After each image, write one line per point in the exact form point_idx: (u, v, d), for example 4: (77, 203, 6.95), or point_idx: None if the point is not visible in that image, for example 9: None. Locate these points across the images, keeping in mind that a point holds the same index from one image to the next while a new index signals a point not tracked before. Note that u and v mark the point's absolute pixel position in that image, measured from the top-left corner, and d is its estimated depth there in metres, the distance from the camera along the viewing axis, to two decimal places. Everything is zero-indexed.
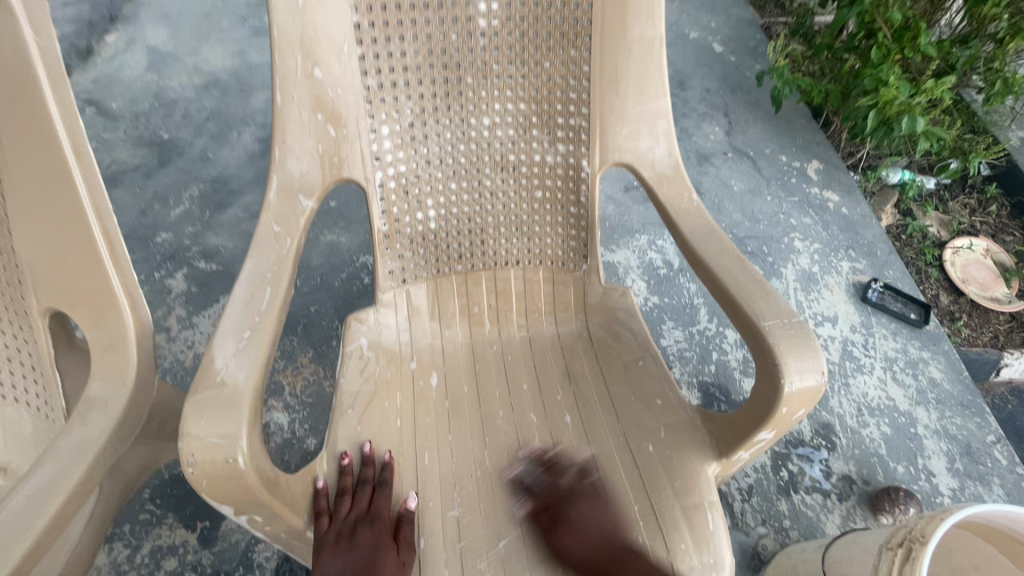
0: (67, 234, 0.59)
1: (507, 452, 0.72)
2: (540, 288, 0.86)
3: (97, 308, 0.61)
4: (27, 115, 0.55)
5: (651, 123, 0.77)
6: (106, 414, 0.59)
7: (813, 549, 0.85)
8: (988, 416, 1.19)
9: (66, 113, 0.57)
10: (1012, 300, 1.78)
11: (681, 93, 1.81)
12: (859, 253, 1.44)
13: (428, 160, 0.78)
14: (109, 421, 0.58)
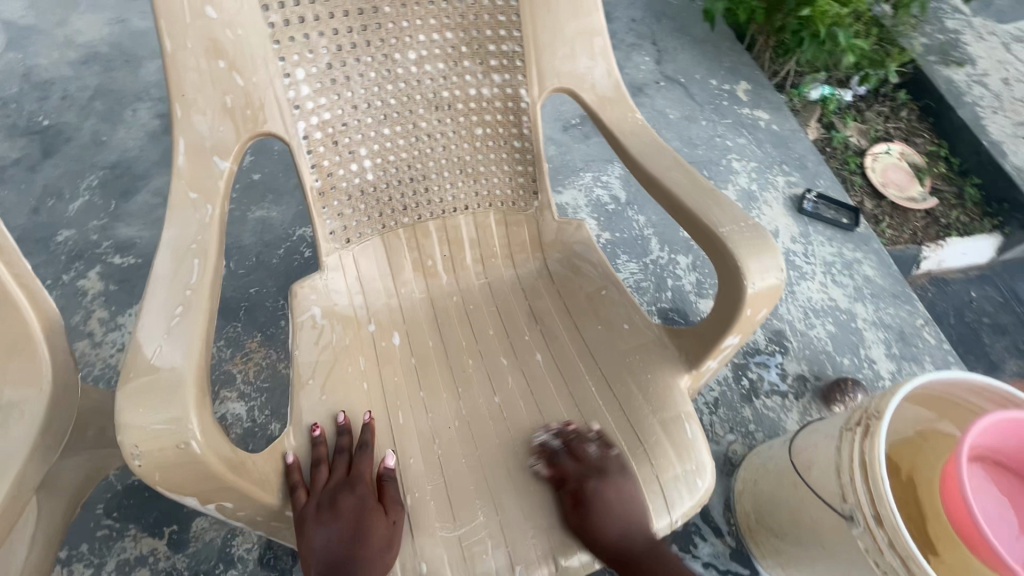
0: None
1: (483, 399, 0.71)
2: (493, 232, 0.84)
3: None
4: None
5: (587, 42, 0.73)
6: (26, 423, 0.52)
7: (779, 444, 0.90)
8: (916, 302, 1.30)
9: None
10: (926, 198, 1.92)
11: (608, 25, 1.77)
12: (791, 167, 1.49)
13: (354, 105, 0.72)
14: (31, 430, 0.52)
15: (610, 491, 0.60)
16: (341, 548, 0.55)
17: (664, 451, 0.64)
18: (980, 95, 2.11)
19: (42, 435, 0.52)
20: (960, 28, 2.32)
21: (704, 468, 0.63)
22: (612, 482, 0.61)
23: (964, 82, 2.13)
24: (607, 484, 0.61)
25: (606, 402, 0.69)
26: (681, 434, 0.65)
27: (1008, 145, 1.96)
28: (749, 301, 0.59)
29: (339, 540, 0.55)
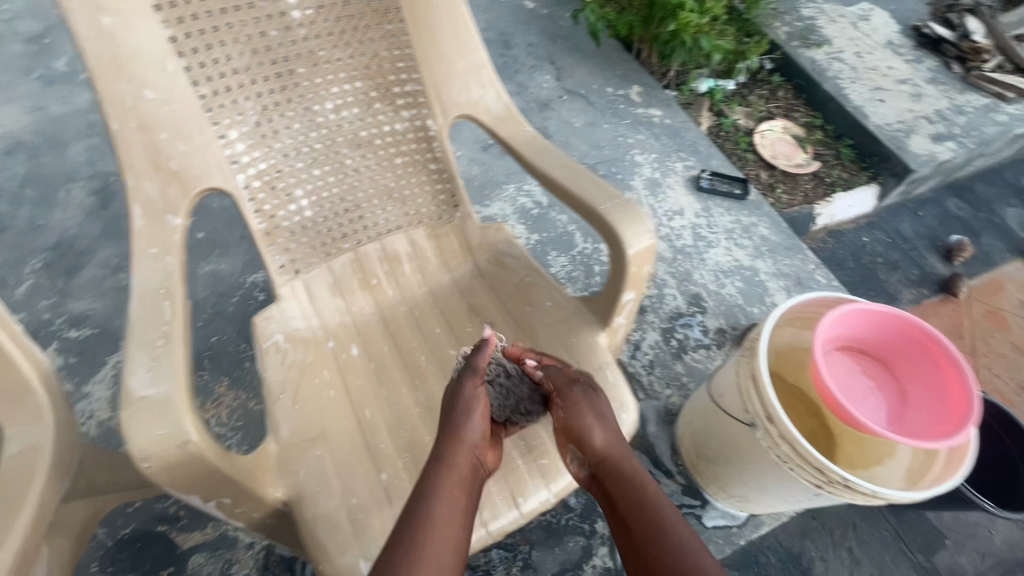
0: None
1: (438, 385, 0.82)
2: (426, 245, 0.96)
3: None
4: None
5: (476, 75, 0.87)
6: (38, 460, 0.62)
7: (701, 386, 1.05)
8: (806, 251, 1.51)
9: None
10: (810, 162, 2.19)
11: (509, 52, 1.95)
12: (687, 153, 1.70)
13: (285, 153, 0.83)
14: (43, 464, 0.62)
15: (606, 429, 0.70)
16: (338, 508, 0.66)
17: None
18: (839, 69, 2.43)
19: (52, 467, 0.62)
20: (815, 14, 2.66)
21: (626, 403, 0.77)
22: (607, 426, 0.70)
23: (825, 60, 2.45)
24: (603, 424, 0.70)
25: None
26: (606, 380, 0.78)
27: (868, 108, 2.28)
28: (633, 260, 0.73)
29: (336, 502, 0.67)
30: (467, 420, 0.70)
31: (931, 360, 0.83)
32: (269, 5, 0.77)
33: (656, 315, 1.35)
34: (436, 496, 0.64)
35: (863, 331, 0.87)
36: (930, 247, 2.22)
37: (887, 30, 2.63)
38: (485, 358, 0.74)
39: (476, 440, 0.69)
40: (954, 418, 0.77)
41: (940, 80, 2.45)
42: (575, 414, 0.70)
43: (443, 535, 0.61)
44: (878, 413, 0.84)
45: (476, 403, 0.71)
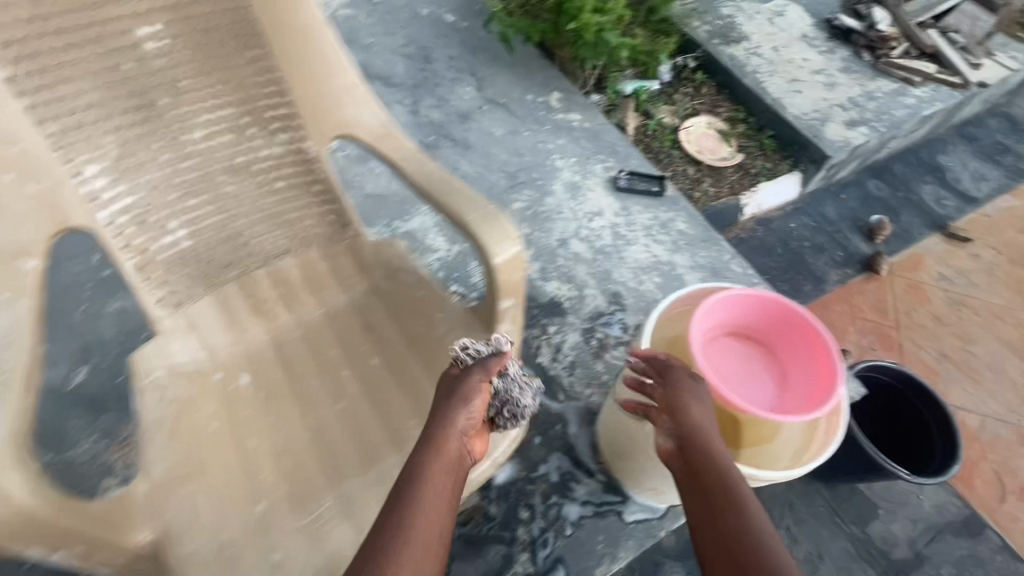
0: None
1: (328, 408, 0.82)
2: (319, 266, 0.96)
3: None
4: None
5: (349, 95, 0.87)
6: None
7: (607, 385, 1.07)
8: (722, 242, 1.55)
9: None
10: (734, 155, 2.26)
11: (429, 66, 1.96)
12: (605, 155, 1.74)
13: (155, 186, 0.82)
14: None
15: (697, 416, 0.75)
16: (207, 545, 0.67)
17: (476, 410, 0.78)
18: (758, 63, 2.51)
19: None
20: (734, 11, 2.74)
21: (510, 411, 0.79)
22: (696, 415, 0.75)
23: (744, 56, 2.53)
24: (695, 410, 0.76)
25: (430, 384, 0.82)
26: (489, 388, 0.79)
27: (785, 99, 2.37)
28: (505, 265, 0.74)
29: (205, 539, 0.68)
30: (465, 407, 0.72)
31: (805, 340, 0.89)
32: (120, 39, 0.75)
33: (577, 316, 1.37)
34: (428, 479, 0.66)
35: (743, 315, 0.93)
36: (853, 228, 2.31)
37: (802, 23, 2.73)
38: (499, 359, 0.75)
39: (465, 425, 0.72)
40: (818, 394, 0.84)
41: (853, 69, 2.56)
42: (679, 399, 0.77)
43: (430, 519, 0.63)
44: (760, 389, 0.88)
45: (476, 394, 0.73)
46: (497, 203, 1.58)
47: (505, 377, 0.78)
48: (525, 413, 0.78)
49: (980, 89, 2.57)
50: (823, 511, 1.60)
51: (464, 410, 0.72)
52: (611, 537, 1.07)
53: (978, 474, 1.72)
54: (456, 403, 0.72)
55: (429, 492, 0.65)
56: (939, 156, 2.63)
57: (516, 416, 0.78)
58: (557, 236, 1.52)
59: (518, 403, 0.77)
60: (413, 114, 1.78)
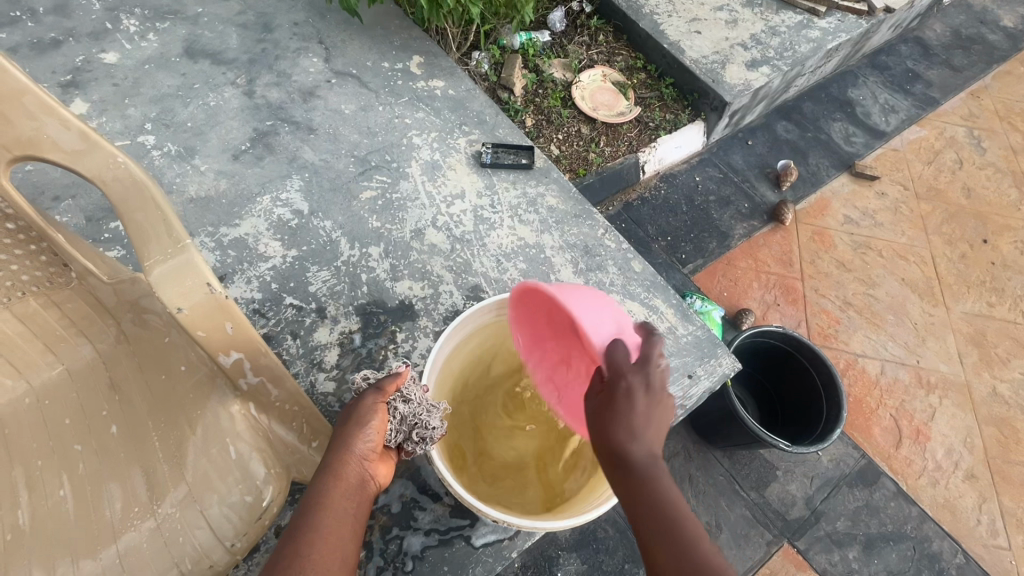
0: None
1: (45, 497, 0.68)
2: (46, 316, 0.79)
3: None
4: None
5: (17, 105, 0.68)
6: None
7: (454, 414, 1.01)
8: (595, 216, 1.43)
9: None
10: (631, 109, 2.09)
11: (271, 36, 1.71)
12: (471, 126, 1.56)
13: None
14: None
15: (628, 419, 0.71)
16: None
17: (214, 489, 0.69)
18: (656, 4, 2.32)
19: None
20: None
21: (254, 475, 0.70)
22: (627, 418, 0.72)
23: None
24: (627, 412, 0.72)
25: (166, 456, 0.71)
26: (226, 458, 0.70)
27: (684, 42, 2.20)
28: (179, 276, 0.64)
29: None
30: (361, 431, 0.76)
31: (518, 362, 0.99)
32: None
33: (429, 318, 1.24)
34: (330, 505, 0.70)
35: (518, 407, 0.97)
36: (760, 176, 2.22)
37: None
38: (395, 380, 0.82)
39: (364, 454, 0.76)
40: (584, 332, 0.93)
41: (757, 2, 2.39)
42: (620, 398, 0.73)
43: (331, 543, 0.66)
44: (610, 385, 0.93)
45: (373, 417, 0.78)
46: (343, 193, 1.40)
47: (410, 401, 0.83)
48: (435, 435, 0.85)
49: (887, 15, 2.45)
50: (722, 480, 1.57)
51: (363, 433, 0.76)
52: (456, 567, 0.97)
53: (877, 422, 1.71)
54: (356, 427, 0.76)
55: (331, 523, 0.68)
56: (850, 90, 2.52)
57: (425, 438, 0.84)
58: (410, 226, 1.36)
59: (426, 425, 0.83)
60: (247, 96, 1.56)
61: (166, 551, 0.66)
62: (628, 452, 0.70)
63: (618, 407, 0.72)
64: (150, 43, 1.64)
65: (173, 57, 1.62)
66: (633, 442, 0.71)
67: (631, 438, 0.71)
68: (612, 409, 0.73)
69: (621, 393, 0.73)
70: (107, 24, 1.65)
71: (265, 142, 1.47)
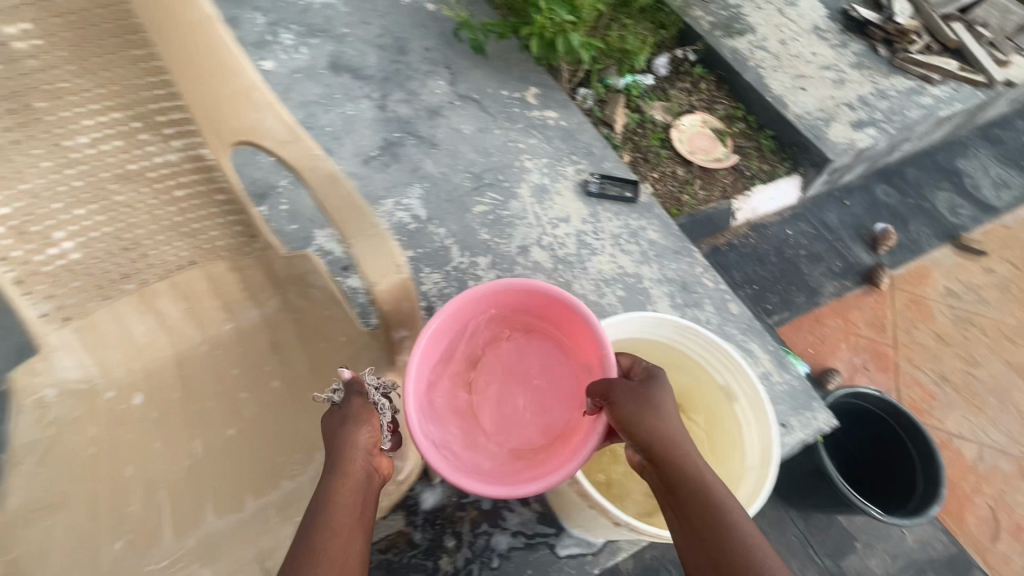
0: None
1: (218, 434, 0.78)
2: (227, 278, 0.90)
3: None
4: None
5: (248, 98, 0.80)
6: None
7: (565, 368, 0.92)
8: (695, 254, 1.46)
9: None
10: (729, 156, 2.13)
11: (404, 58, 1.88)
12: (579, 156, 1.65)
13: (37, 193, 0.76)
14: None
15: (666, 408, 0.73)
16: None
17: None
18: (761, 58, 2.36)
19: None
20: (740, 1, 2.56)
21: None
22: (666, 407, 0.73)
23: (747, 49, 2.37)
24: (664, 403, 0.73)
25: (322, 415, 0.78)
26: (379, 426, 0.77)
27: (788, 97, 2.22)
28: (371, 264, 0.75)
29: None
30: (354, 429, 0.69)
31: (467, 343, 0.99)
32: None
33: None
34: (337, 501, 0.63)
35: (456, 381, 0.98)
36: (856, 236, 2.17)
37: (814, 15, 2.55)
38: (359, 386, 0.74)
39: (365, 450, 0.69)
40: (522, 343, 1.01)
41: (866, 64, 2.38)
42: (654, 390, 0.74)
43: (344, 542, 0.61)
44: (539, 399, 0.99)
45: (364, 415, 0.71)
46: (458, 205, 1.50)
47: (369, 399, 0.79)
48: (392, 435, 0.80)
49: (1007, 89, 2.37)
50: (795, 541, 1.49)
51: (355, 433, 0.69)
52: (540, 572, 1.00)
53: (970, 509, 1.60)
54: (349, 425, 0.69)
55: (341, 522, 0.62)
56: (958, 160, 2.45)
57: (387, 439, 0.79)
58: (517, 243, 1.44)
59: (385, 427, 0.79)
60: (380, 109, 1.72)
61: None
62: (672, 443, 0.70)
63: (654, 396, 0.74)
64: (302, 56, 1.84)
65: (320, 70, 1.81)
66: (674, 431, 0.71)
67: (671, 429, 0.71)
68: (647, 395, 0.74)
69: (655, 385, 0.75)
70: (267, 36, 1.88)
71: (392, 151, 1.61)
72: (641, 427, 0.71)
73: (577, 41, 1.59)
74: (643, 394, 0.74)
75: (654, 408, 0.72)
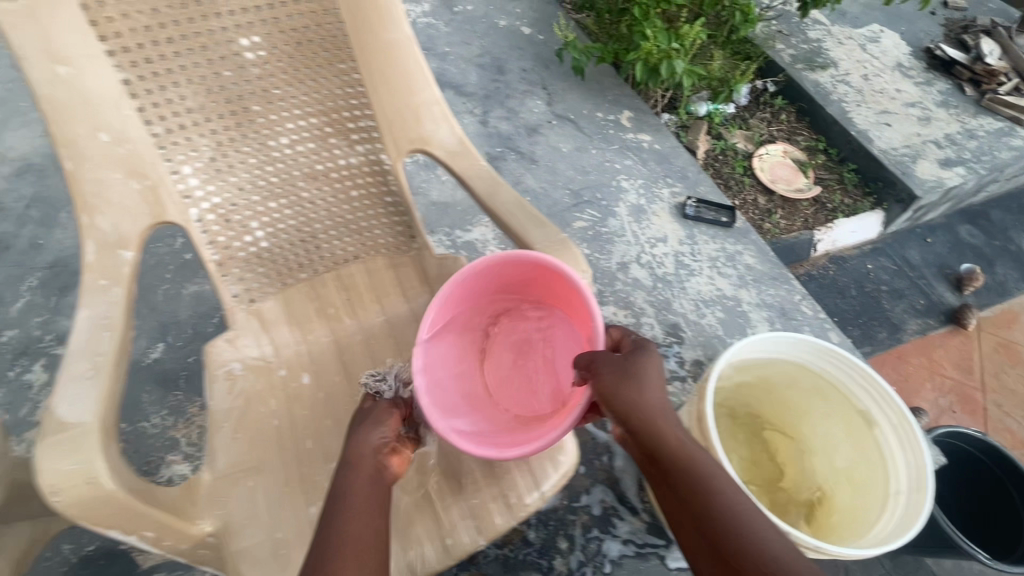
0: None
1: None
2: (383, 273, 0.95)
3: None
4: None
5: (429, 110, 0.88)
6: None
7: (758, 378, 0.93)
8: (793, 281, 1.47)
9: None
10: (812, 187, 2.14)
11: (502, 77, 1.97)
12: (674, 179, 1.69)
13: (241, 187, 0.85)
14: None
15: (650, 381, 0.73)
16: (269, 550, 0.69)
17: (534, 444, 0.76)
18: (844, 92, 2.36)
19: None
20: (821, 36, 2.58)
21: (566, 445, 0.76)
22: (650, 379, 0.73)
23: (829, 83, 2.38)
24: (647, 375, 0.73)
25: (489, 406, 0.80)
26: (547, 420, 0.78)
27: (872, 131, 2.22)
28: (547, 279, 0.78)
29: (267, 543, 0.69)
30: (374, 427, 0.69)
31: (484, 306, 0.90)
32: (222, 46, 0.78)
33: None
34: (352, 498, 0.63)
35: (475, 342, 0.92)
36: (940, 275, 2.13)
37: (897, 52, 2.55)
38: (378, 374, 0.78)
39: (381, 449, 0.68)
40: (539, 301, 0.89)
41: (952, 103, 2.36)
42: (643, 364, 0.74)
43: (355, 539, 0.60)
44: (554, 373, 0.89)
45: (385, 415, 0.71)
46: (559, 220, 1.56)
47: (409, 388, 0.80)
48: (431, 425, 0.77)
49: None
50: None
51: (374, 432, 0.69)
52: None
53: None
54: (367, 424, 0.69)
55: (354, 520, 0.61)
56: None
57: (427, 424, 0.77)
58: (617, 259, 1.48)
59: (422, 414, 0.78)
60: (482, 125, 1.80)
61: (495, 486, 0.74)
62: (655, 415, 0.71)
63: (637, 367, 0.73)
64: None
65: None
66: (657, 405, 0.71)
67: (654, 402, 0.71)
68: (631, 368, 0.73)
69: (642, 359, 0.74)
70: None
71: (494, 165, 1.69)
72: (620, 397, 0.70)
73: (681, 67, 1.63)
74: (628, 365, 0.73)
75: (637, 380, 0.72)
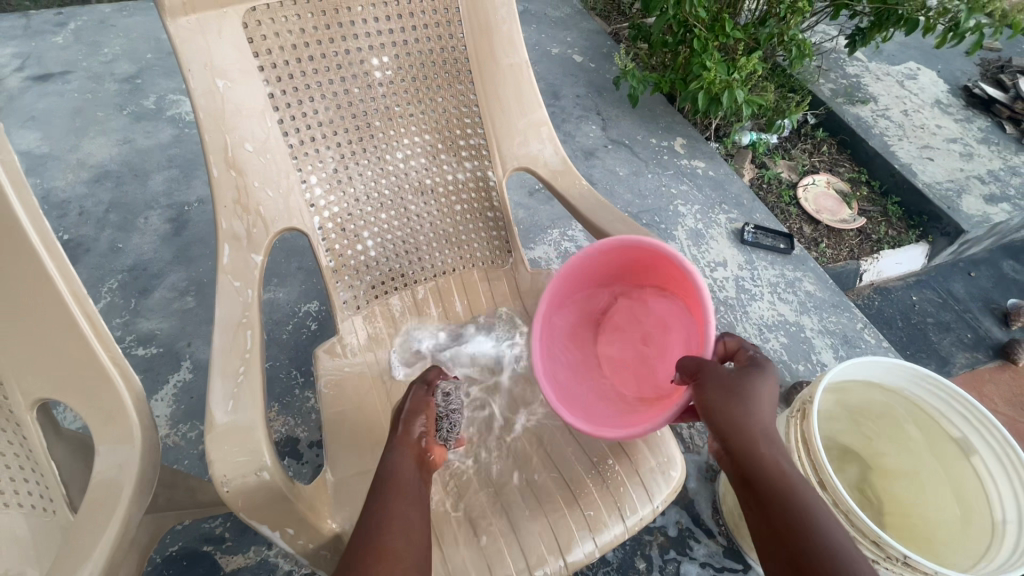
0: (57, 332, 0.63)
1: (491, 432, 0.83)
2: (478, 285, 0.98)
3: (12, 253, 0.60)
4: (18, 255, 0.60)
5: (536, 131, 0.92)
6: (126, 473, 0.61)
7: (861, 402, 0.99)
8: (854, 309, 1.48)
9: (31, 213, 0.60)
10: (857, 218, 2.16)
11: (558, 102, 2.03)
12: (730, 206, 1.71)
13: (357, 198, 0.89)
14: (132, 477, 0.61)
15: (759, 400, 0.64)
16: None
17: (647, 458, 0.77)
18: (886, 126, 2.40)
19: (140, 481, 0.61)
20: (860, 72, 2.64)
21: (674, 461, 0.77)
22: (758, 397, 0.64)
23: (871, 117, 2.43)
24: (754, 391, 0.64)
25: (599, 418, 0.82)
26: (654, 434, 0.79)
27: (916, 166, 2.25)
28: None
29: None
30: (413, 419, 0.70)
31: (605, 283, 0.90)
32: (354, 66, 0.83)
33: None
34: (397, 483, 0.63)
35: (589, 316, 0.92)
36: (986, 310, 2.13)
37: (935, 89, 2.60)
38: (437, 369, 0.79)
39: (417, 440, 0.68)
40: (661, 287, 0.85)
41: (993, 140, 2.39)
42: (753, 379, 0.65)
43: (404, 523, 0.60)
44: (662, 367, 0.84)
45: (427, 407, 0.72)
46: None
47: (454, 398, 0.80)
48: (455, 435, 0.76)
49: None
50: None
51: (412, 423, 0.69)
52: None
53: None
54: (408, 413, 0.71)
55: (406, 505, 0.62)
56: None
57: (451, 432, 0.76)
58: None
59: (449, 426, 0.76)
60: None
61: (609, 498, 0.74)
62: (757, 437, 0.61)
63: (746, 382, 0.65)
64: None
65: None
66: (762, 425, 0.62)
67: (758, 423, 0.62)
68: (733, 380, 0.65)
69: (754, 374, 0.66)
70: None
71: None
72: (720, 408, 0.63)
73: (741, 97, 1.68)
74: (738, 379, 0.65)
75: (746, 393, 0.64)
